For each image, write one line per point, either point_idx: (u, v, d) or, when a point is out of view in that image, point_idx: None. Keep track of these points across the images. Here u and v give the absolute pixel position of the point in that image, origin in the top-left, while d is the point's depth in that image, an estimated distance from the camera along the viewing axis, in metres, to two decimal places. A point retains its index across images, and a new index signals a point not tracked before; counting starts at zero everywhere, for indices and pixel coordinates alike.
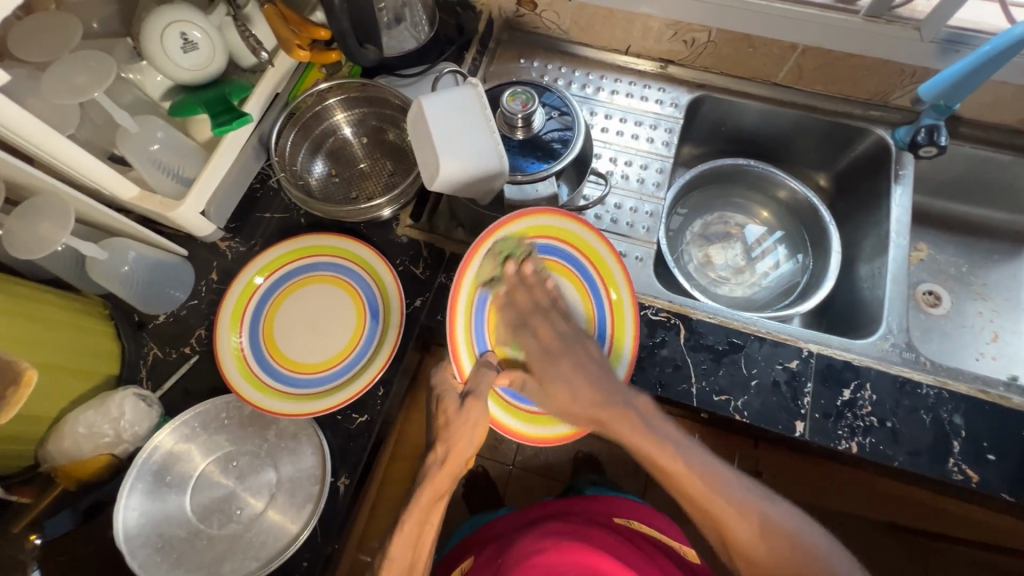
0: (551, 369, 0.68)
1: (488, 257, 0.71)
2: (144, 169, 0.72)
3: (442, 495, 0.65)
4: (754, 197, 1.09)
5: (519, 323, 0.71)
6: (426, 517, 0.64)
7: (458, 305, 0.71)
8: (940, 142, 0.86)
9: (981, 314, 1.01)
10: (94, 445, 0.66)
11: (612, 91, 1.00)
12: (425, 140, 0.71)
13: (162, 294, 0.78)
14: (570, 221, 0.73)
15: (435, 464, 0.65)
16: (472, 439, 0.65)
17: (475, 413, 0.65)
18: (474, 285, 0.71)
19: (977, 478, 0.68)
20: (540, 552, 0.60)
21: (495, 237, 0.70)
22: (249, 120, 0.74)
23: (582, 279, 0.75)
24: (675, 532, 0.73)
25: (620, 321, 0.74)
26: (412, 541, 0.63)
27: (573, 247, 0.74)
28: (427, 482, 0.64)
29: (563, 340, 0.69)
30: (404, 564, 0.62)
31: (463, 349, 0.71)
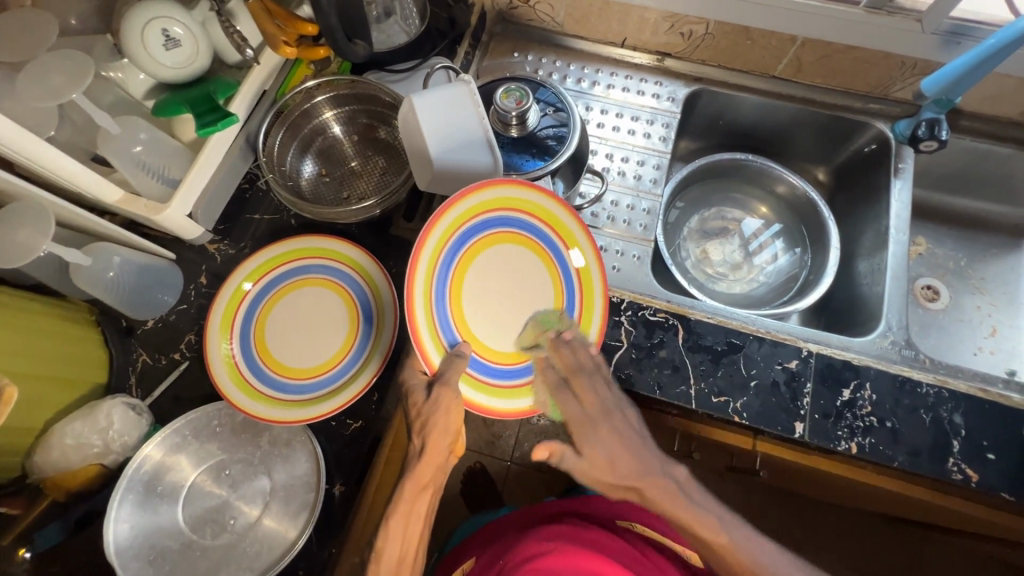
0: (592, 434, 0.65)
1: (443, 239, 0.69)
2: (127, 171, 0.70)
3: (427, 485, 0.64)
4: (752, 192, 1.08)
5: (562, 384, 0.69)
6: (411, 507, 0.63)
7: (417, 296, 0.67)
8: (941, 135, 0.85)
9: (979, 308, 1.00)
10: (83, 456, 0.65)
11: (608, 85, 0.98)
12: (418, 142, 0.71)
13: (150, 299, 0.77)
14: (526, 190, 0.71)
15: (413, 455, 0.65)
16: (447, 426, 0.65)
17: (446, 399, 0.65)
18: (429, 274, 0.68)
19: (977, 478, 0.68)
20: (543, 556, 0.60)
21: (447, 217, 0.68)
22: (235, 121, 0.71)
23: (545, 249, 0.74)
24: (677, 535, 0.73)
25: (588, 290, 0.73)
26: (401, 533, 0.62)
27: (529, 215, 0.72)
28: (409, 474, 0.64)
29: (603, 405, 0.67)
30: (395, 557, 0.61)
31: (429, 341, 0.68)
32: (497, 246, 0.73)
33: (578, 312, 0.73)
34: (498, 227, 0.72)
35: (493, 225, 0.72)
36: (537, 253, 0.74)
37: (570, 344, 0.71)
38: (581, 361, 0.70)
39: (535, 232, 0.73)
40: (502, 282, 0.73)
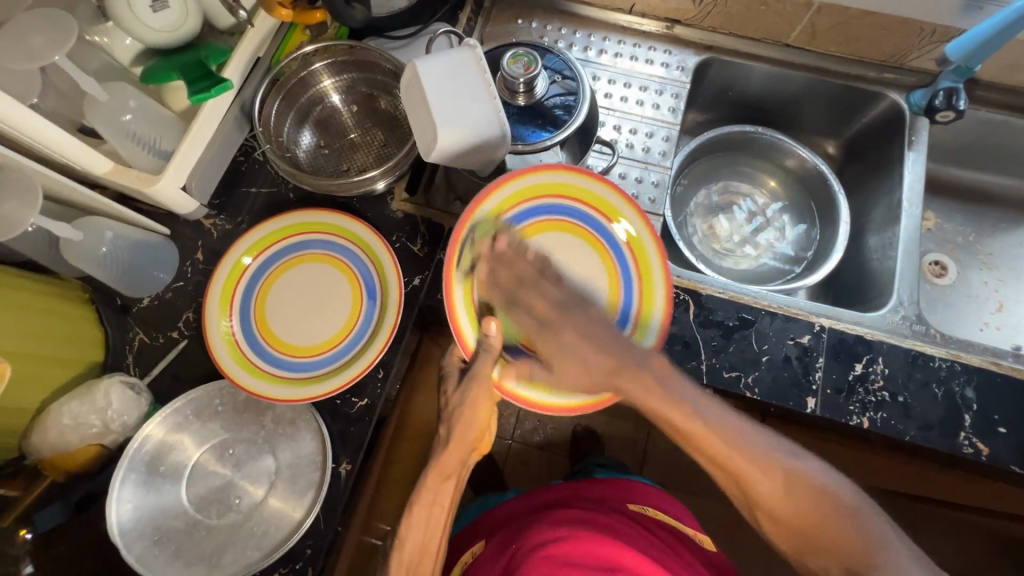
0: (554, 342, 0.63)
1: (493, 216, 0.70)
2: (116, 141, 0.66)
3: (451, 475, 0.63)
4: (760, 166, 1.06)
5: (509, 303, 0.65)
6: (435, 497, 0.63)
7: (456, 274, 0.69)
8: (959, 106, 0.83)
9: (986, 283, 0.99)
10: (81, 437, 0.63)
11: (615, 54, 0.95)
12: (420, 108, 0.66)
13: (145, 276, 0.74)
14: (578, 177, 0.72)
15: (440, 445, 0.64)
16: (474, 416, 0.63)
17: (475, 391, 0.63)
18: (470, 253, 0.69)
19: (988, 451, 0.68)
20: (558, 540, 0.58)
21: (497, 196, 0.70)
22: (228, 87, 0.67)
23: (590, 232, 0.72)
24: (689, 518, 0.72)
25: (644, 267, 0.71)
26: (423, 523, 0.61)
27: (579, 201, 0.72)
28: (432, 465, 0.63)
29: (559, 311, 0.64)
30: (417, 547, 0.61)
31: (463, 316, 0.69)
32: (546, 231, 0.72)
33: (636, 301, 0.70)
34: (547, 211, 0.72)
35: (545, 210, 0.72)
36: (584, 237, 0.72)
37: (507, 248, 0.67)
38: (525, 273, 0.65)
39: (584, 216, 0.72)
40: (555, 266, 0.72)
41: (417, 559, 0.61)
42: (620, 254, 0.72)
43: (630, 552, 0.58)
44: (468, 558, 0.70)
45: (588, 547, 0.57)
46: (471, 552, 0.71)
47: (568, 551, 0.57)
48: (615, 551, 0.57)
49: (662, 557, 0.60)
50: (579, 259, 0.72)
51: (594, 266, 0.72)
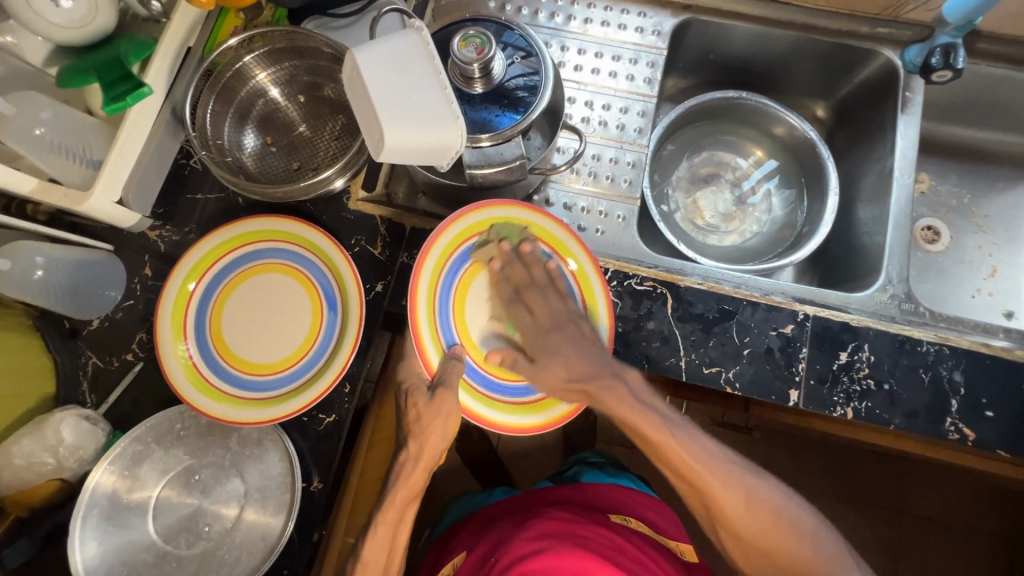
0: (544, 343, 0.67)
1: (449, 250, 0.69)
2: (34, 157, 0.60)
3: (416, 493, 0.65)
4: (746, 133, 1.00)
5: (514, 295, 0.69)
6: (401, 515, 0.64)
7: (420, 301, 0.67)
8: (957, 65, 0.76)
9: (980, 248, 0.96)
10: (38, 474, 0.61)
11: (585, 20, 0.87)
12: (364, 104, 0.59)
13: (92, 296, 0.70)
14: (534, 214, 0.70)
15: (408, 462, 0.65)
16: (444, 430, 0.64)
17: (446, 404, 0.63)
18: (434, 280, 0.68)
19: (973, 436, 0.66)
20: (534, 555, 0.59)
21: (454, 228, 0.68)
22: (148, 93, 0.61)
23: (546, 268, 0.71)
24: (671, 527, 0.73)
25: (590, 297, 0.69)
26: (385, 543, 0.63)
27: (536, 238, 0.71)
28: (400, 481, 0.65)
29: (554, 314, 0.68)
30: (377, 564, 0.63)
31: (428, 336, 0.67)
32: (498, 262, 0.71)
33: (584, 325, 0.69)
34: (498, 245, 0.70)
35: (495, 244, 0.70)
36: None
37: (526, 258, 0.69)
38: (536, 276, 0.69)
39: (541, 254, 0.71)
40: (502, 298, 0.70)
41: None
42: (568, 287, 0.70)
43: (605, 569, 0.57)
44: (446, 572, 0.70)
45: (563, 563, 0.57)
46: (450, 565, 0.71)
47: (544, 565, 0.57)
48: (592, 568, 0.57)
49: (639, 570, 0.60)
50: None
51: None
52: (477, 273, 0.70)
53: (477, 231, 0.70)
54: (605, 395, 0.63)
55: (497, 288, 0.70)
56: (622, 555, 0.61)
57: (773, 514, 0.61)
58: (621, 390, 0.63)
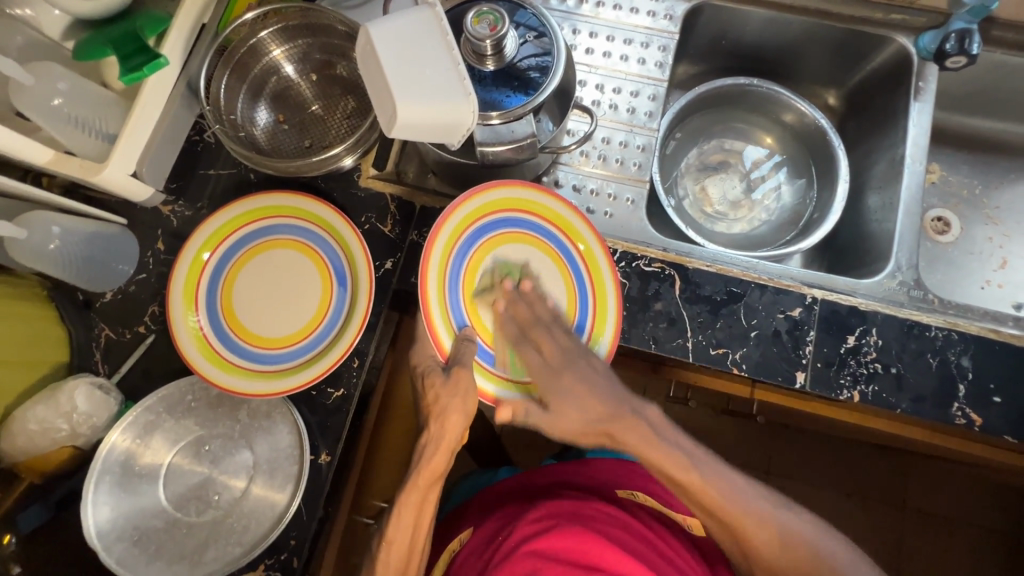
0: (556, 384, 0.66)
1: (459, 231, 0.69)
2: (52, 127, 0.61)
3: (440, 474, 0.66)
4: (756, 121, 0.99)
5: (521, 335, 0.69)
6: (424, 496, 0.64)
7: (430, 275, 0.67)
8: (972, 50, 0.76)
9: (991, 239, 0.95)
10: (51, 440, 0.62)
11: (597, 3, 0.87)
12: (377, 79, 0.59)
13: (105, 269, 0.71)
14: (543, 194, 0.71)
15: (428, 445, 0.66)
16: (464, 411, 0.65)
17: (462, 381, 0.65)
18: (445, 255, 0.68)
19: (981, 422, 0.66)
20: (540, 535, 0.59)
21: (467, 205, 0.69)
22: (165, 64, 0.61)
23: (554, 248, 0.71)
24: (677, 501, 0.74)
25: (597, 277, 0.70)
26: (412, 523, 0.63)
27: (543, 218, 0.71)
28: (422, 465, 0.65)
29: (566, 354, 0.67)
30: (404, 544, 0.63)
31: (437, 314, 0.67)
32: (509, 242, 0.71)
33: (591, 305, 0.70)
34: (507, 226, 0.71)
35: (507, 223, 0.71)
36: (546, 252, 0.71)
37: (528, 296, 0.70)
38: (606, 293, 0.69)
39: (549, 235, 0.71)
40: (511, 278, 0.71)
41: (405, 558, 0.63)
42: (575, 266, 0.71)
43: (612, 548, 0.58)
44: (453, 547, 0.70)
45: (569, 542, 0.58)
46: (456, 540, 0.71)
47: (550, 547, 0.58)
48: (599, 550, 0.57)
49: (646, 549, 0.60)
50: (542, 279, 0.71)
51: (552, 280, 0.71)
52: (489, 251, 0.71)
53: (489, 210, 0.70)
54: (627, 434, 0.65)
55: (506, 268, 0.71)
56: (618, 530, 0.61)
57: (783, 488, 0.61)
58: (646, 433, 0.64)
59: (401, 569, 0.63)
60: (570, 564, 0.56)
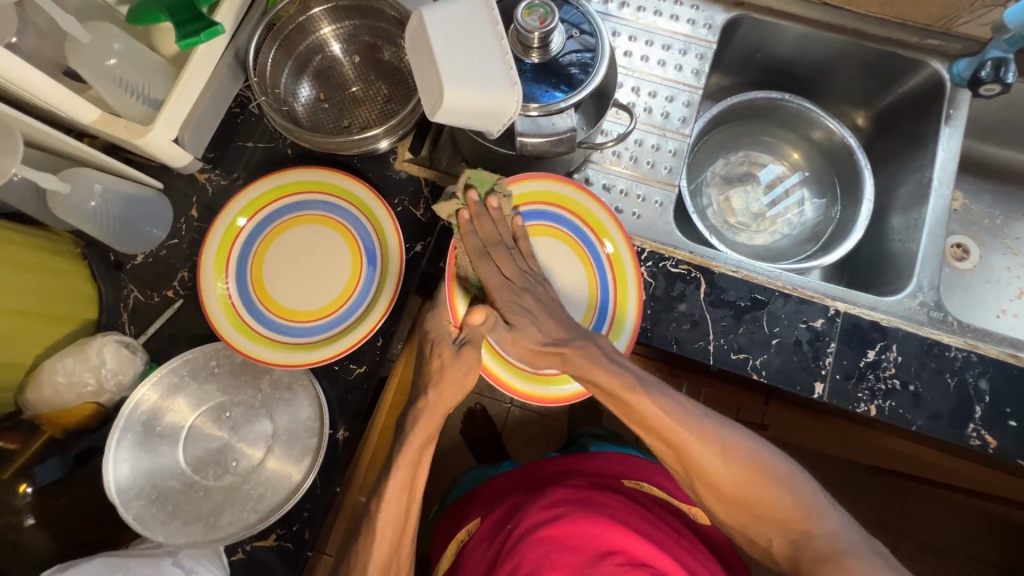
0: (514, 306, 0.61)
1: None
2: (102, 87, 0.62)
3: (433, 436, 0.64)
4: (784, 136, 1.00)
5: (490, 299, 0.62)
6: (420, 452, 0.62)
7: (453, 267, 0.68)
8: (1007, 79, 0.77)
9: (1008, 269, 0.96)
10: (76, 395, 0.63)
11: (638, 8, 0.88)
12: (426, 62, 0.60)
13: (138, 232, 0.71)
14: (565, 185, 0.71)
15: (426, 406, 0.62)
16: (463, 384, 0.61)
17: (472, 359, 0.60)
18: (468, 247, 0.69)
19: (994, 444, 0.67)
20: (554, 520, 0.59)
21: None
22: (220, 33, 0.62)
23: (575, 240, 0.72)
24: (682, 490, 0.74)
25: (620, 279, 0.71)
26: (407, 482, 0.61)
27: (574, 215, 0.72)
28: (419, 420, 0.62)
29: (523, 277, 0.64)
30: (402, 502, 0.62)
31: (459, 285, 0.67)
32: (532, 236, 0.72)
33: (612, 302, 0.70)
34: (535, 218, 0.72)
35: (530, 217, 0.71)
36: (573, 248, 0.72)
37: (492, 210, 0.65)
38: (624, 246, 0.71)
39: (577, 232, 0.72)
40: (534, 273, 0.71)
41: (405, 517, 0.62)
42: (600, 265, 0.72)
43: (625, 533, 0.58)
44: (461, 536, 0.71)
45: (583, 528, 0.57)
46: (467, 529, 0.72)
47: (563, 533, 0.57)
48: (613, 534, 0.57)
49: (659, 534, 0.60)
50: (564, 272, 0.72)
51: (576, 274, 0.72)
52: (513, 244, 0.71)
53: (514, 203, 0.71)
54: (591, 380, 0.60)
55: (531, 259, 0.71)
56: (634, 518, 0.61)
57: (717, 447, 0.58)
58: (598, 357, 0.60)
59: (396, 536, 0.62)
60: (584, 552, 0.56)
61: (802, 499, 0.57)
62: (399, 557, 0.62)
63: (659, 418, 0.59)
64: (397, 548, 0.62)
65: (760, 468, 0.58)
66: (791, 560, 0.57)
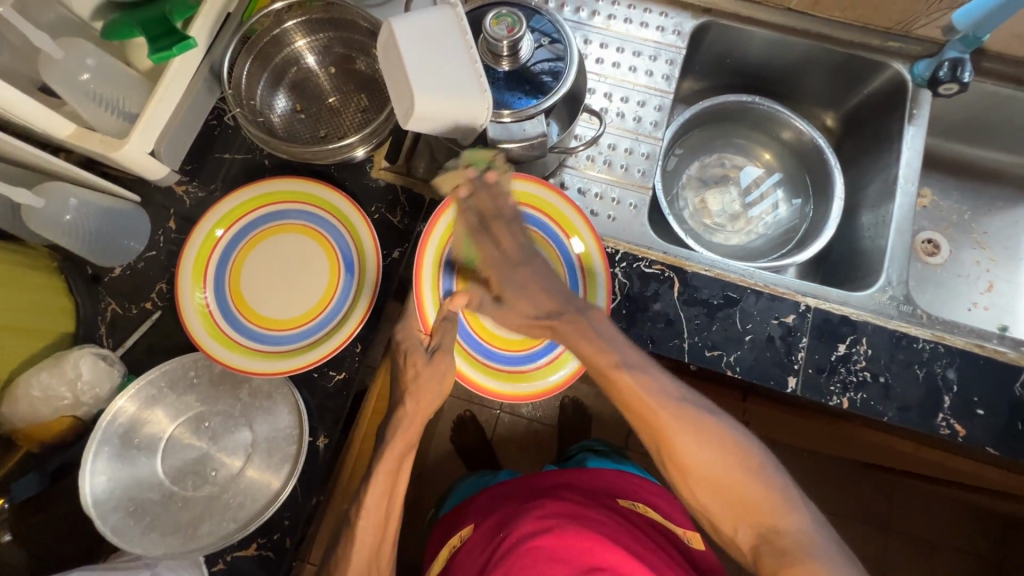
0: (509, 280, 0.65)
1: (451, 226, 0.72)
2: (76, 102, 0.62)
3: (412, 445, 0.65)
4: (756, 138, 1.03)
5: None
6: (399, 465, 0.63)
7: (425, 263, 0.71)
8: (963, 78, 0.80)
9: (978, 263, 0.98)
10: (53, 409, 0.62)
11: (609, 16, 0.90)
12: (396, 71, 0.61)
13: (114, 244, 0.71)
14: (540, 188, 0.73)
15: (404, 416, 0.65)
16: (438, 390, 0.65)
17: (444, 366, 0.65)
18: (438, 247, 0.72)
19: (964, 433, 0.68)
20: (544, 533, 0.60)
21: (461, 201, 0.72)
22: (193, 46, 0.63)
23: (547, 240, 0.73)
24: (681, 517, 0.75)
25: (592, 285, 0.72)
26: (387, 498, 0.63)
27: (544, 214, 0.73)
28: (397, 433, 0.64)
29: (523, 251, 0.66)
30: (380, 515, 0.62)
31: (428, 296, 0.71)
32: None
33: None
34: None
35: None
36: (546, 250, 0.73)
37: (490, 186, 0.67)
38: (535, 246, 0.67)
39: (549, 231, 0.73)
40: None
41: (382, 529, 0.63)
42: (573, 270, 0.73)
43: (617, 551, 0.58)
44: (454, 542, 0.72)
45: (575, 543, 0.58)
46: (459, 535, 0.72)
47: (552, 544, 0.58)
48: (601, 549, 0.57)
49: (647, 550, 0.61)
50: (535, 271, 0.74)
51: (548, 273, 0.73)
52: None
53: None
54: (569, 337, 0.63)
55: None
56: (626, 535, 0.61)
57: (700, 439, 0.57)
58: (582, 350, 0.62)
59: (376, 546, 0.63)
60: (571, 564, 0.56)
61: (782, 497, 0.55)
62: (380, 561, 0.63)
63: (641, 402, 0.58)
64: (378, 552, 0.63)
65: (740, 456, 0.57)
66: (756, 551, 0.55)
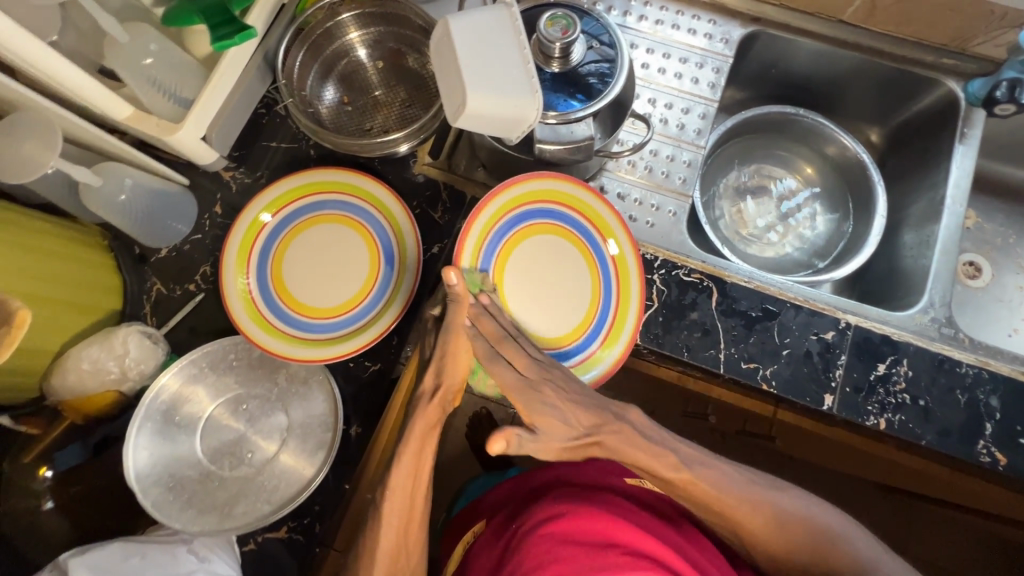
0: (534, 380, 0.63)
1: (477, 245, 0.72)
2: (137, 85, 0.64)
3: (435, 425, 0.66)
4: (797, 150, 1.01)
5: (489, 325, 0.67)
6: (422, 446, 0.64)
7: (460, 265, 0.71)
8: (1021, 99, 0.78)
9: (1021, 289, 0.96)
10: (100, 382, 0.64)
11: (656, 21, 0.90)
12: (450, 69, 0.62)
13: (162, 226, 0.73)
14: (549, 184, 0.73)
15: (424, 397, 0.66)
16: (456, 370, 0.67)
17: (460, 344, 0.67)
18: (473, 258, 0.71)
19: (1004, 461, 0.67)
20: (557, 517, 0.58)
21: (482, 217, 0.71)
22: (253, 36, 0.64)
23: (570, 236, 0.75)
24: None
25: (626, 296, 0.72)
26: (407, 494, 0.62)
27: (564, 211, 0.74)
28: (417, 415, 0.65)
29: None
30: (405, 500, 0.63)
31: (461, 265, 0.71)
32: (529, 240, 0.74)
33: (613, 318, 0.72)
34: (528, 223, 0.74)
35: (524, 221, 0.74)
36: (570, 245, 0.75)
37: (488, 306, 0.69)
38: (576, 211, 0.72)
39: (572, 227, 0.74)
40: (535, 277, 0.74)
41: (407, 520, 0.63)
42: (607, 285, 0.73)
43: (629, 530, 0.57)
44: (470, 537, 0.72)
45: (585, 524, 0.57)
46: (473, 531, 0.73)
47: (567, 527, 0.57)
48: (614, 530, 0.57)
49: (664, 533, 0.60)
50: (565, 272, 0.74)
51: (579, 282, 0.74)
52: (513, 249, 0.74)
53: (507, 211, 0.73)
54: (613, 441, 0.61)
55: (531, 263, 0.75)
56: (647, 520, 0.61)
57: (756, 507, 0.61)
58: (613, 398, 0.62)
59: (403, 526, 0.62)
60: (588, 545, 0.54)
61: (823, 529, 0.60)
62: (407, 547, 0.63)
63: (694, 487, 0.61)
64: (405, 536, 0.63)
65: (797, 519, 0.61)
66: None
